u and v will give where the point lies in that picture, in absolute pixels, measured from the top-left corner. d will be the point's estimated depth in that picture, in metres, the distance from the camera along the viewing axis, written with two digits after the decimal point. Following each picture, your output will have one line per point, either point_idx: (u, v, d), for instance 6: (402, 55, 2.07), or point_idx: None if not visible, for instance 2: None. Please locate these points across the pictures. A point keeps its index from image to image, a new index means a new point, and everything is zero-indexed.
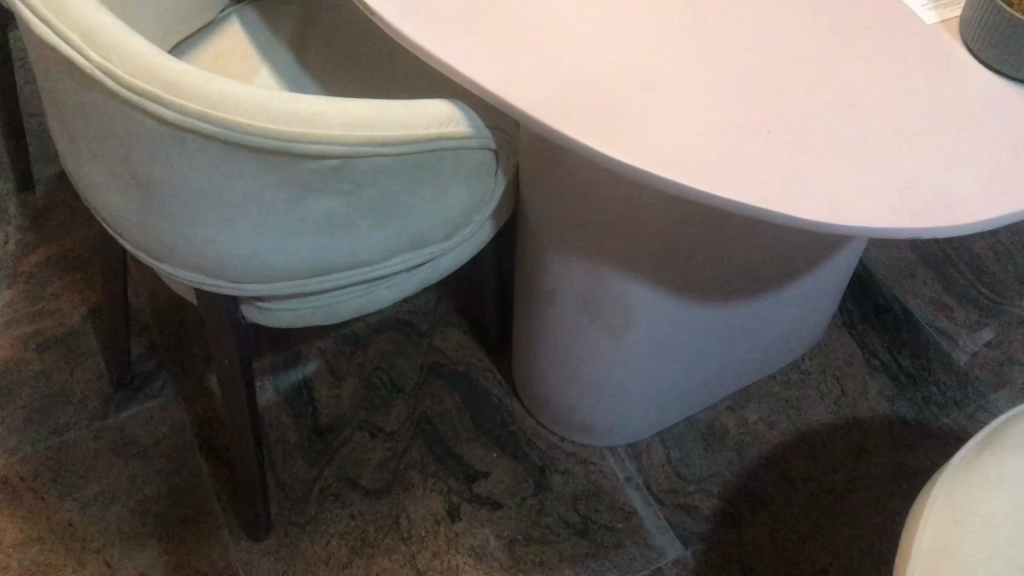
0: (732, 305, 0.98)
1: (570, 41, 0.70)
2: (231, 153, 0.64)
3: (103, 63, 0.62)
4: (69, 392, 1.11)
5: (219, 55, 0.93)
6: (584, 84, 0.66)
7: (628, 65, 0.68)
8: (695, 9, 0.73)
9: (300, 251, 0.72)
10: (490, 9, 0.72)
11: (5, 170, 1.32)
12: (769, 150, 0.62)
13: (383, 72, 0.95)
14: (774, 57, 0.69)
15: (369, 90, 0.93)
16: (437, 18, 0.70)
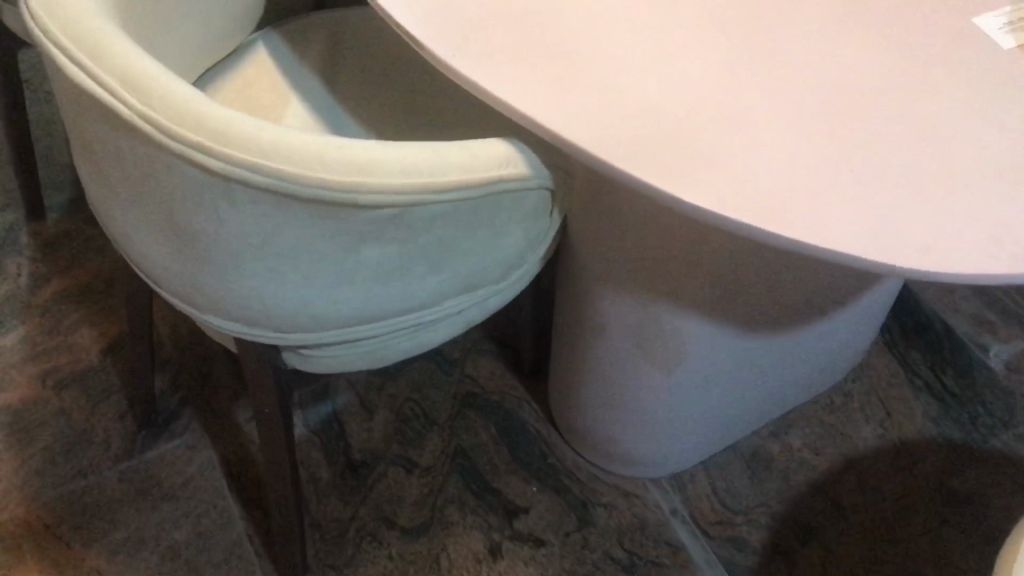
0: (781, 335, 0.95)
1: (627, 60, 0.64)
2: (284, 205, 0.61)
3: (143, 111, 0.58)
4: (92, 433, 1.07)
5: (248, 84, 0.89)
6: (646, 104, 0.60)
7: (694, 83, 0.62)
8: (757, 28, 0.68)
9: (351, 299, 0.69)
10: (537, 31, 0.67)
11: None
12: (856, 170, 0.56)
13: (418, 101, 0.91)
14: (848, 74, 0.64)
15: (405, 120, 0.90)
16: (481, 40, 0.65)
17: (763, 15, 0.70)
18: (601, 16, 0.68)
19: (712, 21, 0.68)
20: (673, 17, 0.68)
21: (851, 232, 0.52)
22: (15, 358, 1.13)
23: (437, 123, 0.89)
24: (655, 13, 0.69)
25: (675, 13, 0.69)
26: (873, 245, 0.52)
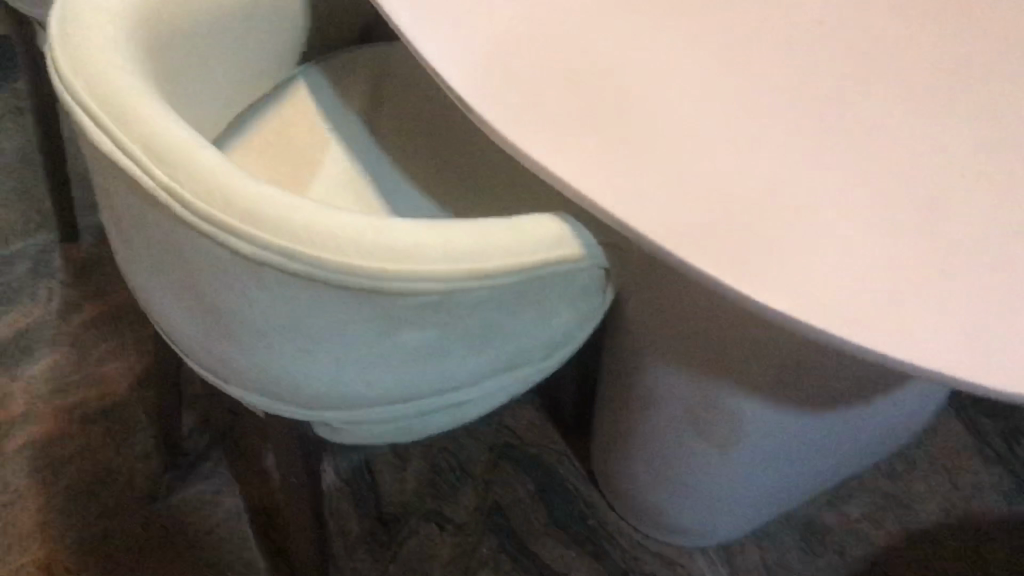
0: (857, 418, 0.86)
1: (695, 101, 0.56)
2: (315, 289, 0.56)
3: (169, 184, 0.54)
4: (117, 472, 1.04)
5: (286, 125, 0.85)
6: (718, 157, 0.52)
7: (774, 130, 0.54)
8: (848, 62, 0.60)
9: (385, 379, 0.64)
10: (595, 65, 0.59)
11: (50, 219, 1.26)
12: (966, 240, 0.48)
13: (463, 153, 0.87)
14: (954, 123, 0.56)
15: (451, 174, 0.85)
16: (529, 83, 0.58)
17: (853, 49, 0.61)
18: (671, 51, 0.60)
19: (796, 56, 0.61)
20: (753, 49, 0.60)
21: (945, 349, 0.43)
22: (42, 390, 1.10)
23: (485, 179, 0.85)
24: (729, 45, 0.60)
25: (753, 45, 0.60)
26: (968, 360, 0.43)
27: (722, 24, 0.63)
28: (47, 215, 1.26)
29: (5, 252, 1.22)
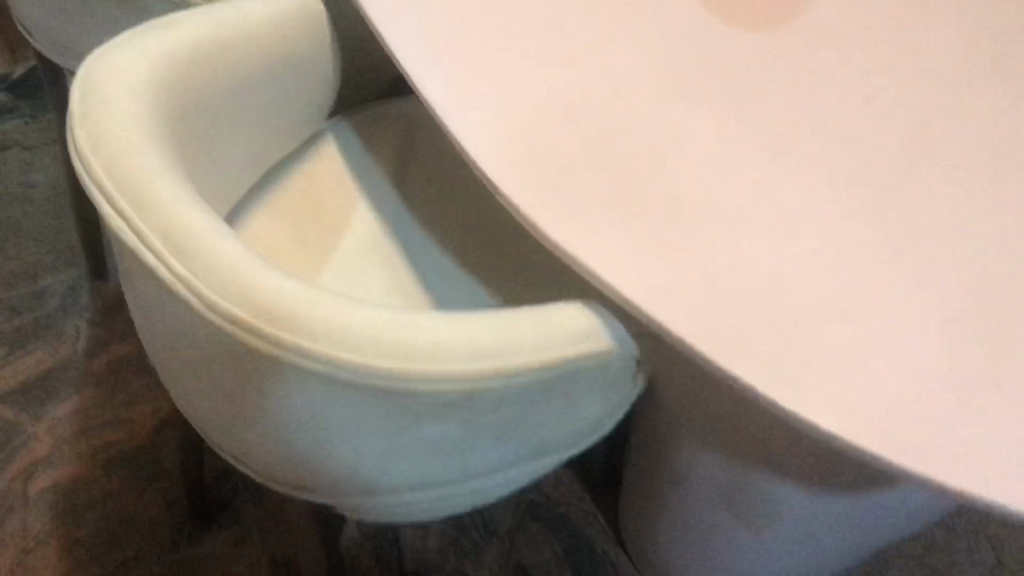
0: (908, 525, 0.81)
1: (737, 197, 0.54)
2: (333, 388, 0.54)
3: (187, 277, 0.52)
4: (139, 519, 1.03)
5: (314, 183, 0.83)
6: (759, 263, 0.50)
7: (818, 233, 0.52)
8: (891, 154, 0.58)
9: (406, 469, 0.62)
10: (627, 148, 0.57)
11: (79, 255, 1.25)
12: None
13: (484, 213, 0.84)
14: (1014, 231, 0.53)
15: (471, 234, 0.83)
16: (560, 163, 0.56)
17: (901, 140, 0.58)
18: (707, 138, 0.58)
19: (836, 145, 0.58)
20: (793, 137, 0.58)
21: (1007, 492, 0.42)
22: (67, 432, 1.09)
23: (501, 239, 0.82)
24: (770, 134, 0.58)
25: (796, 134, 0.58)
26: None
27: (763, 109, 0.60)
28: (77, 250, 1.26)
29: (34, 287, 1.22)
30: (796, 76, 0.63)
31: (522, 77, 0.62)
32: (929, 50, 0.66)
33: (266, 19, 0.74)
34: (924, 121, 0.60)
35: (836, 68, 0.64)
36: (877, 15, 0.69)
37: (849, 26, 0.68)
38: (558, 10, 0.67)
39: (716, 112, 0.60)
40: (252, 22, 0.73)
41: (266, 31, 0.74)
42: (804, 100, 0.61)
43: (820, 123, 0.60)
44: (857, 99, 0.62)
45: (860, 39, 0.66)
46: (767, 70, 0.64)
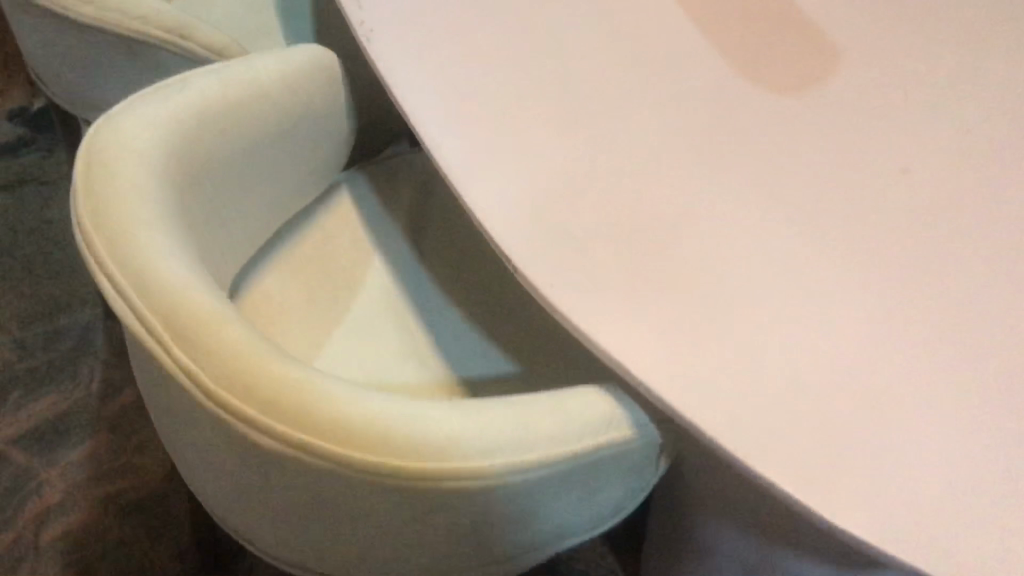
0: None
1: (769, 289, 0.54)
2: (340, 484, 0.51)
3: (189, 365, 0.50)
4: (151, 571, 1.01)
5: (328, 238, 0.81)
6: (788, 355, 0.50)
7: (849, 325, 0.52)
8: (922, 237, 0.57)
9: (419, 556, 0.59)
10: (653, 236, 0.57)
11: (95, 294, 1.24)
12: None
13: (491, 271, 0.81)
14: None
15: (478, 292, 0.80)
16: (584, 254, 0.56)
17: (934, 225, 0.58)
18: (729, 220, 0.58)
19: (867, 227, 0.57)
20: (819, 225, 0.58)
21: None
22: (80, 479, 1.07)
23: (505, 296, 0.79)
24: (798, 220, 0.58)
25: (825, 219, 0.58)
26: None
27: (792, 193, 0.60)
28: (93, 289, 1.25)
29: (49, 327, 1.20)
30: (824, 150, 0.62)
31: (547, 161, 0.62)
32: (957, 118, 0.64)
33: (280, 75, 0.73)
34: (954, 201, 0.59)
35: (864, 140, 0.63)
36: (905, 79, 0.67)
37: (877, 92, 0.66)
38: (584, 85, 0.67)
39: (743, 195, 0.60)
40: (265, 79, 0.71)
41: (279, 88, 0.72)
42: (829, 179, 0.61)
43: (847, 205, 0.59)
44: (885, 176, 0.61)
45: (889, 107, 0.65)
46: (794, 144, 0.63)
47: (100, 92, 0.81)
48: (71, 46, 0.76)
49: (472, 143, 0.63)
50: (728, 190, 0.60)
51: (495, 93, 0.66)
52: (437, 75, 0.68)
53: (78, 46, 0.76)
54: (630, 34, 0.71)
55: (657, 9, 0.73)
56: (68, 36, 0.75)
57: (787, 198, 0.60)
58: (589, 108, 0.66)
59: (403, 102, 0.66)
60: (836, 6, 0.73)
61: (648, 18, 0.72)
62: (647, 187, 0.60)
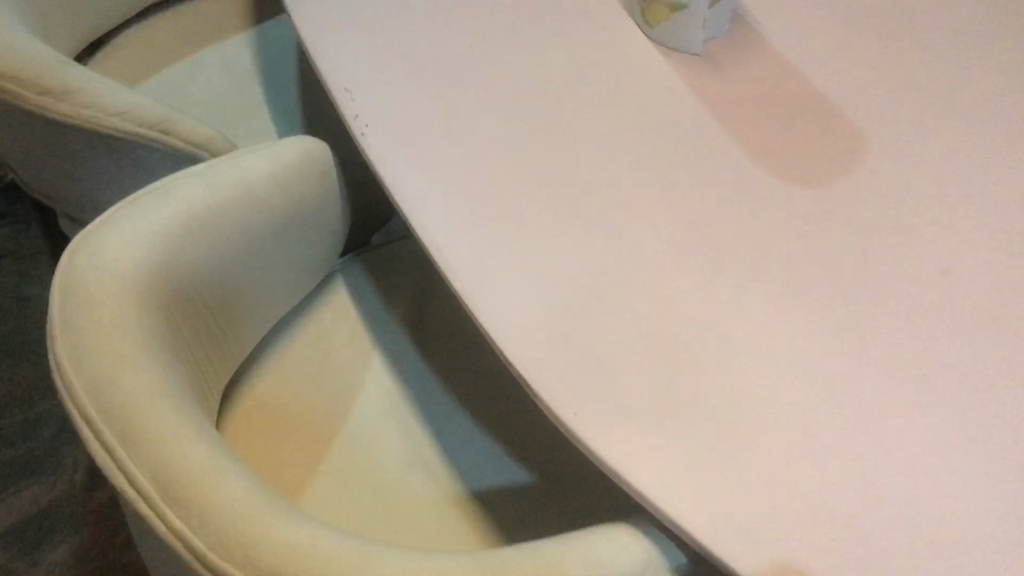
0: None
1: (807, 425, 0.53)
2: None
3: (183, 530, 0.47)
4: None
5: (324, 336, 0.76)
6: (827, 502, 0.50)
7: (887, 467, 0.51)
8: (958, 361, 0.55)
9: None
10: (682, 371, 0.55)
11: None
12: None
13: (491, 366, 0.76)
14: None
15: (478, 390, 0.75)
16: (614, 396, 0.54)
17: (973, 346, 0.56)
18: (758, 348, 0.56)
19: (900, 356, 0.56)
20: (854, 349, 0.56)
21: None
22: None
23: (510, 398, 0.74)
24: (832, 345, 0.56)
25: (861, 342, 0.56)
26: None
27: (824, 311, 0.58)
28: None
29: (30, 414, 1.15)
30: (851, 261, 0.60)
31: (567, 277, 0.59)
32: (989, 215, 0.62)
33: (269, 174, 0.68)
34: (992, 319, 0.57)
35: (893, 248, 0.61)
36: (933, 170, 0.64)
37: (905, 187, 0.64)
38: (598, 184, 0.64)
39: (773, 313, 0.57)
40: (254, 180, 0.67)
41: (268, 188, 0.68)
42: (861, 292, 0.59)
43: (880, 326, 0.57)
44: (918, 288, 0.59)
45: (916, 204, 0.62)
46: (818, 255, 0.60)
47: (80, 189, 0.76)
48: (46, 144, 0.71)
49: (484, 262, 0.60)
50: (758, 309, 0.57)
51: (502, 200, 0.63)
52: (439, 176, 0.64)
53: (54, 145, 0.71)
54: (643, 125, 0.67)
55: (669, 91, 0.69)
56: (44, 136, 0.70)
57: (819, 321, 0.57)
58: (604, 212, 0.62)
59: (410, 212, 0.62)
60: (856, 84, 0.69)
61: (660, 105, 0.68)
62: (671, 312, 0.58)
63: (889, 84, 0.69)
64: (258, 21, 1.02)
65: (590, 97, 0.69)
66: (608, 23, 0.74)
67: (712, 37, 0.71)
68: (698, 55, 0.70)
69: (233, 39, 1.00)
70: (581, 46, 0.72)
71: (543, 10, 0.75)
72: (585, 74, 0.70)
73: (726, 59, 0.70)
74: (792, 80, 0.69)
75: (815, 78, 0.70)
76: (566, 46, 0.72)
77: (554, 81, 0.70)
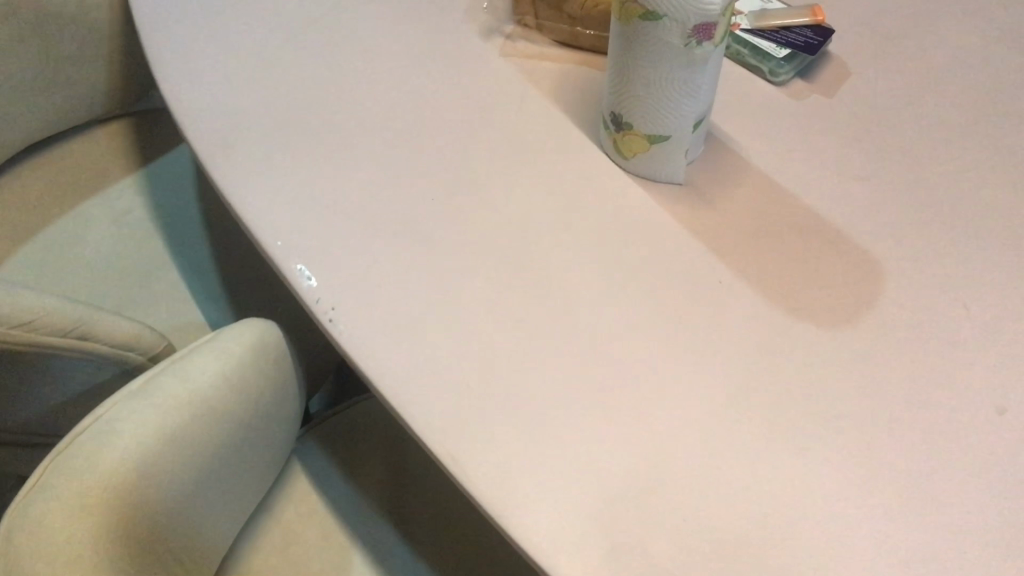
0: None
1: None
2: None
3: None
4: None
5: (293, 538, 0.67)
6: None
7: None
8: None
9: None
10: (764, 566, 0.47)
11: None
12: None
13: (488, 546, 0.70)
14: None
15: None
16: None
17: None
18: (835, 518, 0.49)
19: (987, 513, 0.49)
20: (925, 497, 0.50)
21: None
22: None
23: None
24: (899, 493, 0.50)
25: (929, 486, 0.50)
26: None
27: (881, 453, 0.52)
28: None
29: None
30: (905, 402, 0.54)
31: (596, 459, 0.51)
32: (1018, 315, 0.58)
33: (220, 378, 0.58)
34: None
35: (935, 368, 0.55)
36: (944, 274, 0.60)
37: (922, 295, 0.59)
38: (601, 340, 0.57)
39: (837, 470, 0.51)
40: (206, 390, 0.57)
41: (222, 393, 0.57)
42: (916, 425, 0.53)
43: (951, 469, 0.51)
44: (981, 430, 0.53)
45: (938, 316, 0.58)
46: (868, 401, 0.54)
47: None
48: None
49: (502, 461, 0.51)
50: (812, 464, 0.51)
51: (503, 376, 0.54)
52: (426, 360, 0.55)
53: None
54: (635, 267, 0.61)
55: (653, 224, 0.63)
56: None
57: (889, 475, 0.51)
58: (618, 372, 0.55)
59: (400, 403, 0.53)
60: (849, 193, 0.64)
61: (650, 244, 0.62)
62: (726, 494, 0.50)
63: (883, 189, 0.64)
64: (145, 162, 0.91)
65: (571, 242, 0.62)
66: (569, 148, 0.67)
67: (689, 162, 0.66)
68: (681, 183, 0.65)
69: (121, 189, 0.88)
70: (546, 180, 0.65)
71: (495, 141, 0.68)
72: (557, 212, 0.64)
73: (706, 183, 0.65)
74: (781, 200, 0.64)
75: (803, 194, 0.64)
76: (531, 186, 0.65)
77: (526, 225, 0.63)
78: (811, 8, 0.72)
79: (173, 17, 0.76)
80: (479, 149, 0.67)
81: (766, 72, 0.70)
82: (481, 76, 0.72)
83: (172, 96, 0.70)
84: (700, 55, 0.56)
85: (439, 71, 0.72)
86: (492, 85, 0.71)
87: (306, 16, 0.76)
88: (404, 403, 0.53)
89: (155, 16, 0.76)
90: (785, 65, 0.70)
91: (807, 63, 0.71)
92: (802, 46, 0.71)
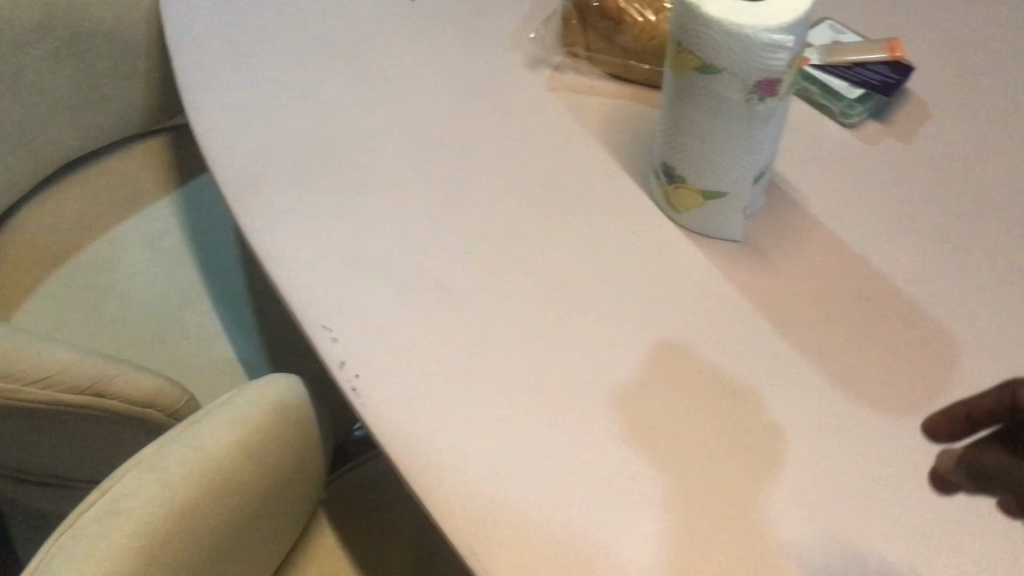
0: None
1: None
2: None
3: None
4: None
5: None
6: None
7: None
8: None
9: None
10: None
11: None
12: None
13: None
14: None
15: None
16: None
17: None
18: None
19: None
20: None
21: None
22: None
23: None
24: None
25: None
26: None
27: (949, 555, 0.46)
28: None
29: None
30: (983, 510, 0.48)
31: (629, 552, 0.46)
32: None
33: (235, 447, 0.55)
34: None
35: None
36: None
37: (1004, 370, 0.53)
38: (643, 410, 0.52)
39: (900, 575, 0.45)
40: (220, 460, 0.54)
41: (235, 464, 0.55)
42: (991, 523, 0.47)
43: None
44: None
45: None
46: (940, 508, 0.48)
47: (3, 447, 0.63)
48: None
49: (524, 565, 0.46)
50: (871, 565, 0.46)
51: (531, 454, 0.50)
52: (448, 438, 0.50)
53: None
54: (684, 328, 0.55)
55: (705, 280, 0.58)
56: None
57: None
58: (660, 448, 0.50)
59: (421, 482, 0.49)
60: (923, 250, 0.58)
61: (702, 302, 0.56)
62: None
63: (961, 247, 0.58)
64: (184, 182, 0.88)
65: (615, 297, 0.57)
66: (616, 193, 0.62)
67: (749, 214, 0.60)
68: (739, 238, 0.59)
69: (158, 211, 0.86)
70: (590, 228, 0.60)
71: (538, 182, 0.63)
72: (599, 264, 0.59)
73: (765, 236, 0.60)
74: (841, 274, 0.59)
75: (873, 255, 0.58)
76: (574, 233, 0.60)
77: (566, 277, 0.58)
78: (888, 43, 0.66)
79: (209, 37, 0.73)
80: (520, 191, 0.63)
81: (836, 113, 0.65)
82: (527, 111, 0.67)
83: (200, 128, 0.66)
84: (760, 112, 0.50)
85: (481, 103, 0.68)
86: (538, 122, 0.66)
87: (344, 42, 0.72)
88: (427, 487, 0.49)
89: (192, 37, 0.73)
90: (858, 105, 0.64)
91: (883, 103, 0.65)
92: (877, 85, 0.65)
